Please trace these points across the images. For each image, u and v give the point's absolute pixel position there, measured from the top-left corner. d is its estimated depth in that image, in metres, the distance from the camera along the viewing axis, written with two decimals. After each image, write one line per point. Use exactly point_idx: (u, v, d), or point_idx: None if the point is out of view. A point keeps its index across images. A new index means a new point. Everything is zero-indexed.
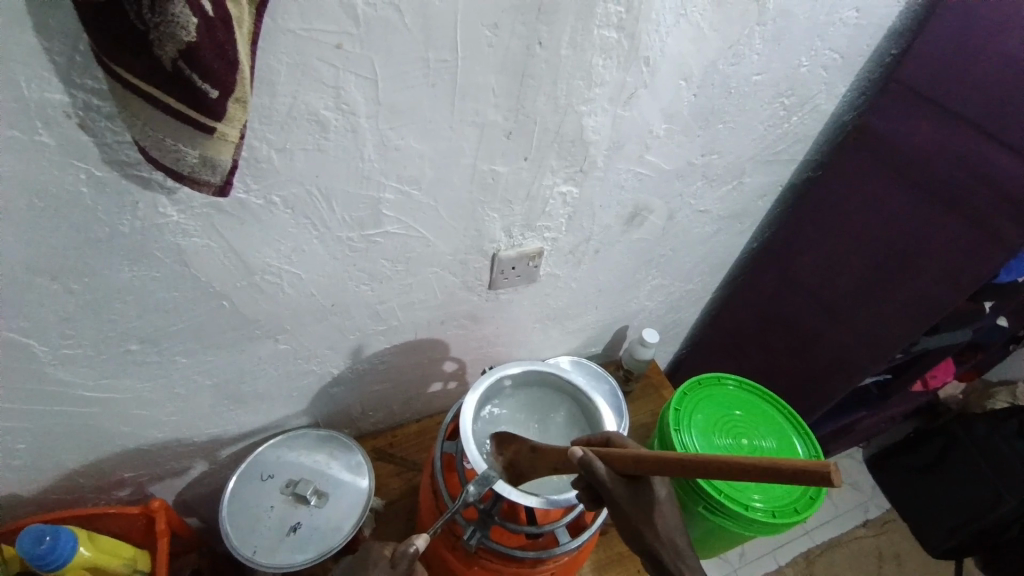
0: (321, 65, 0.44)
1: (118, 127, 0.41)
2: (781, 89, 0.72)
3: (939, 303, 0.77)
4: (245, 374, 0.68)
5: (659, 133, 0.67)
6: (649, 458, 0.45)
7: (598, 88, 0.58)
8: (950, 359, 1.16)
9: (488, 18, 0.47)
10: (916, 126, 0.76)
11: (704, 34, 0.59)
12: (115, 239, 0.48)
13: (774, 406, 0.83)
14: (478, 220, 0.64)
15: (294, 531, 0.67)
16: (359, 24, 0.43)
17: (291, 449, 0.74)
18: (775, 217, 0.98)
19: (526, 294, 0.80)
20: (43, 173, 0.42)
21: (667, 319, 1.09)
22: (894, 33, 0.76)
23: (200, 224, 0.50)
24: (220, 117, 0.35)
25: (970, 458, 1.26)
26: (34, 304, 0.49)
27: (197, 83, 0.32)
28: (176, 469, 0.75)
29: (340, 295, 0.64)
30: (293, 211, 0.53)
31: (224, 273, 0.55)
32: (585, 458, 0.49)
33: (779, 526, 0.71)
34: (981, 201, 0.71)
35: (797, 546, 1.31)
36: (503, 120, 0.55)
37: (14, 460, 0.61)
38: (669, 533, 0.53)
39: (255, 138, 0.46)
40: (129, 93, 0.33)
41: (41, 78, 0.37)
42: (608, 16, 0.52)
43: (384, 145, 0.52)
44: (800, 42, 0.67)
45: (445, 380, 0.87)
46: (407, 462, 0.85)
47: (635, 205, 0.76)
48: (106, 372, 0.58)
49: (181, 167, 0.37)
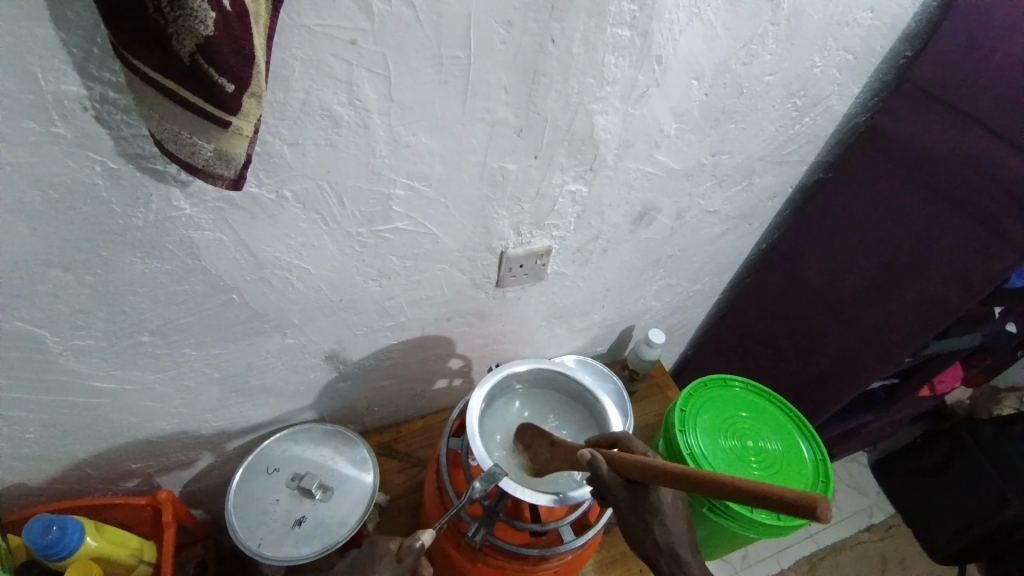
0: (335, 61, 0.44)
1: (133, 120, 0.42)
2: (793, 89, 0.72)
3: (946, 307, 0.77)
4: (253, 368, 0.68)
5: (669, 132, 0.67)
6: (652, 466, 0.46)
7: (609, 87, 0.57)
8: (958, 364, 1.15)
9: (501, 15, 0.47)
10: (927, 128, 0.76)
11: (717, 33, 0.59)
12: (128, 231, 0.48)
13: (780, 408, 0.83)
14: (486, 217, 0.64)
15: (299, 525, 0.67)
16: (372, 20, 0.43)
17: (296, 444, 0.74)
18: (785, 219, 0.97)
19: (533, 292, 0.80)
20: (58, 165, 0.42)
21: (673, 319, 1.08)
22: (908, 34, 0.75)
23: (212, 218, 0.51)
24: (235, 111, 0.35)
25: (978, 461, 1.24)
26: (47, 295, 0.50)
27: (213, 77, 0.32)
28: (183, 461, 0.75)
29: (348, 290, 0.65)
30: (303, 206, 0.53)
31: (234, 267, 0.56)
32: (592, 458, 0.51)
33: (783, 529, 0.70)
34: (991, 204, 0.70)
35: (800, 549, 1.31)
36: (513, 118, 0.55)
37: (24, 449, 0.62)
38: (669, 545, 0.53)
39: (267, 133, 0.46)
40: (147, 88, 0.34)
41: (58, 70, 0.38)
42: (621, 14, 0.51)
43: (395, 141, 0.52)
44: (813, 42, 0.67)
45: (451, 377, 0.88)
46: (411, 459, 0.85)
47: (643, 204, 0.76)
48: (117, 363, 0.59)
49: (195, 161, 0.37)
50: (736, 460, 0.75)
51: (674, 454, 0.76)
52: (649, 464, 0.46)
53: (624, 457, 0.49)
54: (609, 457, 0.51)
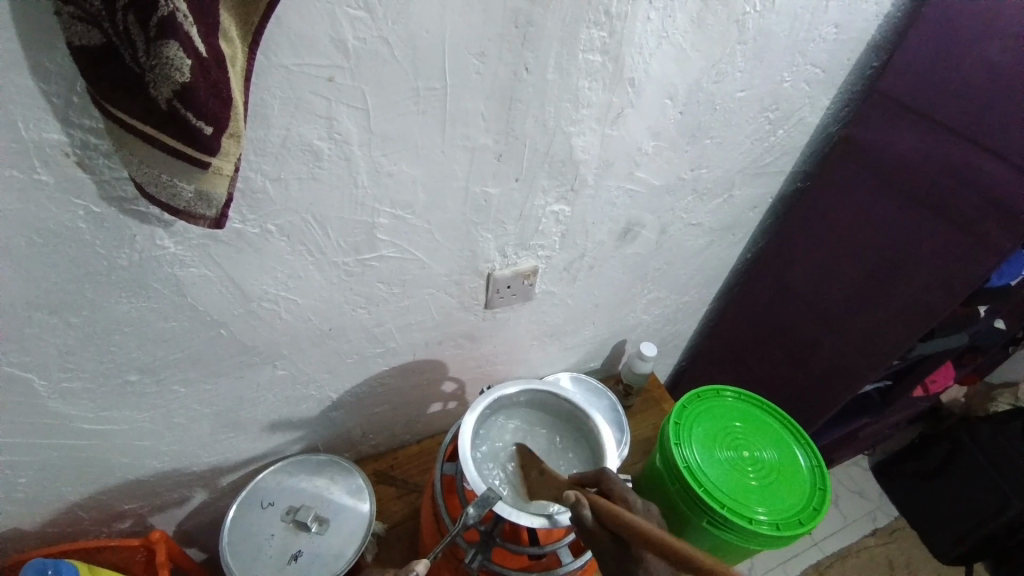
0: (314, 97, 0.45)
1: (115, 164, 0.42)
2: (765, 104, 0.73)
3: (931, 309, 0.77)
4: (244, 401, 0.68)
5: (648, 150, 0.69)
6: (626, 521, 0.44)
7: (585, 110, 0.59)
8: (949, 364, 1.16)
9: (475, 46, 0.48)
10: (900, 135, 0.78)
11: (686, 54, 0.60)
12: (114, 272, 0.48)
13: (774, 416, 0.83)
14: (471, 240, 0.65)
15: (295, 559, 0.66)
16: (349, 57, 0.44)
17: (291, 475, 0.74)
18: (768, 229, 0.99)
19: (522, 312, 0.80)
20: (40, 211, 0.43)
21: (664, 332, 1.09)
22: (874, 45, 0.78)
23: (198, 255, 0.51)
24: (214, 152, 0.35)
25: (975, 462, 1.26)
26: (33, 339, 0.50)
27: (191, 121, 0.33)
28: (177, 499, 0.75)
29: (337, 319, 0.65)
30: (288, 238, 0.54)
31: (221, 301, 0.56)
32: (576, 500, 0.49)
33: (785, 539, 0.70)
34: (968, 206, 0.72)
35: (807, 557, 1.29)
36: (493, 143, 0.56)
37: (15, 495, 0.61)
38: None
39: (250, 170, 0.47)
40: (126, 133, 0.35)
41: (39, 118, 0.38)
42: (592, 41, 0.53)
43: (377, 171, 0.53)
44: (781, 59, 0.69)
45: (445, 400, 0.88)
46: (408, 485, 0.84)
47: (627, 221, 0.77)
48: (106, 404, 0.58)
49: (176, 202, 0.37)
50: (733, 470, 0.75)
51: (670, 467, 0.75)
52: (623, 518, 0.44)
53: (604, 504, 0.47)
54: (591, 501, 0.49)
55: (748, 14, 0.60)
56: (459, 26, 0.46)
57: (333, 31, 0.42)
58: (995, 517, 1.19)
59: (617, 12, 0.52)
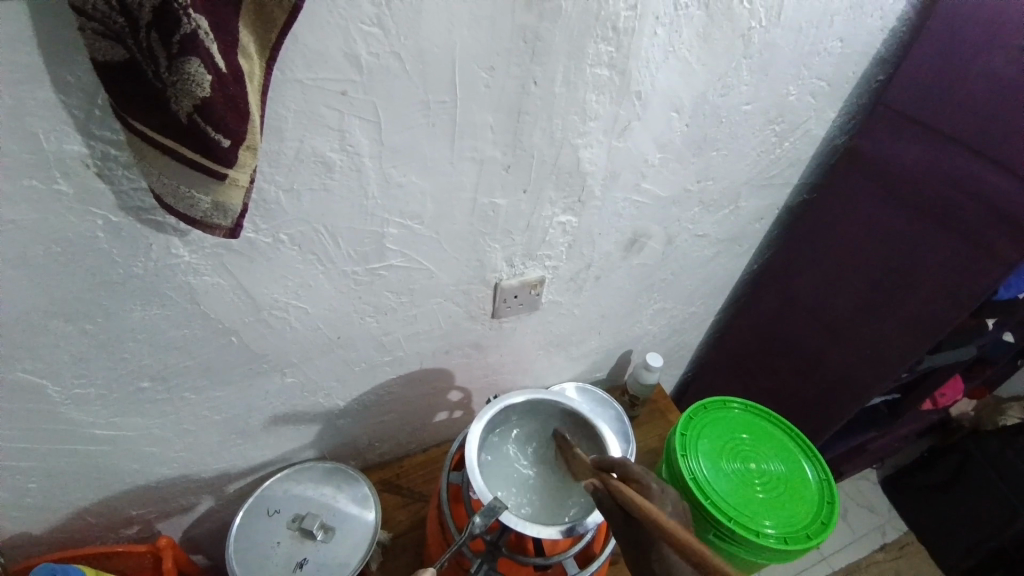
0: (327, 110, 0.46)
1: (133, 175, 0.43)
2: (770, 116, 0.74)
3: (938, 322, 0.77)
4: (252, 409, 0.68)
5: (654, 162, 0.69)
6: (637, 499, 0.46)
7: (592, 122, 0.60)
8: (958, 376, 1.15)
9: (484, 61, 0.49)
10: (906, 147, 0.78)
11: (692, 68, 0.61)
12: (129, 280, 0.49)
13: (782, 428, 0.83)
14: (479, 251, 0.66)
15: (301, 568, 0.67)
16: (361, 71, 0.45)
17: (297, 483, 0.74)
18: (773, 239, 0.99)
19: (528, 321, 0.80)
20: (59, 221, 0.44)
21: (671, 342, 1.09)
22: (879, 59, 0.79)
23: (211, 264, 0.52)
24: (231, 164, 0.36)
25: (992, 484, 1.22)
26: (48, 346, 0.51)
27: (210, 134, 0.34)
28: (184, 506, 0.75)
29: (346, 327, 0.65)
30: (299, 248, 0.55)
31: (232, 309, 0.57)
32: (596, 485, 0.52)
33: (793, 552, 0.69)
34: (975, 219, 0.72)
35: (814, 572, 1.28)
36: (501, 155, 0.57)
37: (27, 500, 0.62)
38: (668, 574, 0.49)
39: (263, 180, 0.48)
40: (146, 146, 0.36)
41: (61, 131, 0.39)
42: (599, 55, 0.54)
43: (387, 182, 0.54)
44: (786, 72, 0.69)
45: (452, 409, 0.88)
46: (414, 494, 0.84)
47: (633, 232, 0.77)
48: (117, 410, 0.59)
49: (193, 212, 0.38)
50: (740, 482, 0.74)
51: (676, 479, 0.75)
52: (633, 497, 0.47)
53: (619, 486, 0.49)
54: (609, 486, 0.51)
55: (753, 29, 0.61)
56: (469, 42, 0.47)
57: (346, 46, 0.43)
58: (1003, 528, 1.18)
59: (623, 27, 0.53)
